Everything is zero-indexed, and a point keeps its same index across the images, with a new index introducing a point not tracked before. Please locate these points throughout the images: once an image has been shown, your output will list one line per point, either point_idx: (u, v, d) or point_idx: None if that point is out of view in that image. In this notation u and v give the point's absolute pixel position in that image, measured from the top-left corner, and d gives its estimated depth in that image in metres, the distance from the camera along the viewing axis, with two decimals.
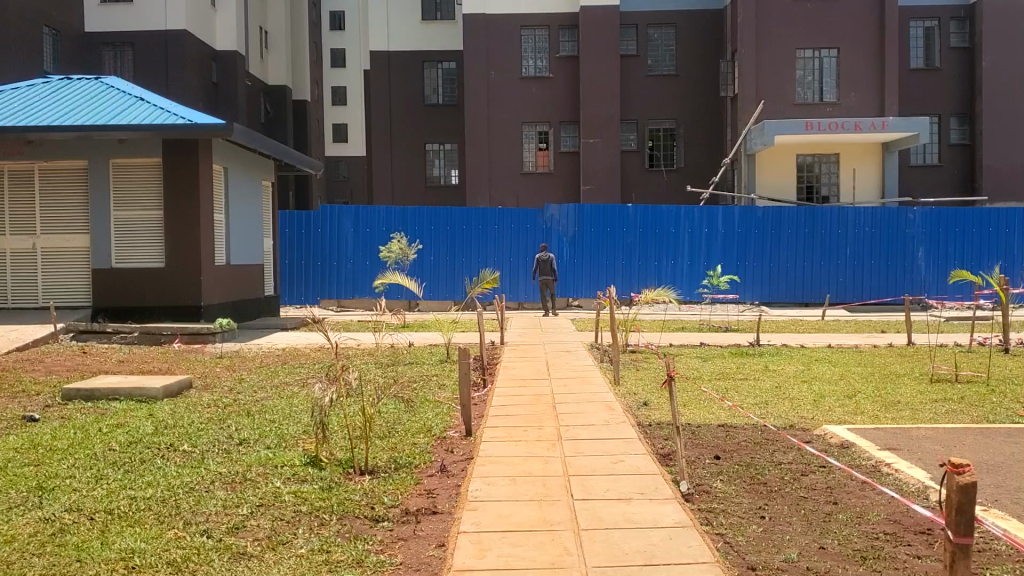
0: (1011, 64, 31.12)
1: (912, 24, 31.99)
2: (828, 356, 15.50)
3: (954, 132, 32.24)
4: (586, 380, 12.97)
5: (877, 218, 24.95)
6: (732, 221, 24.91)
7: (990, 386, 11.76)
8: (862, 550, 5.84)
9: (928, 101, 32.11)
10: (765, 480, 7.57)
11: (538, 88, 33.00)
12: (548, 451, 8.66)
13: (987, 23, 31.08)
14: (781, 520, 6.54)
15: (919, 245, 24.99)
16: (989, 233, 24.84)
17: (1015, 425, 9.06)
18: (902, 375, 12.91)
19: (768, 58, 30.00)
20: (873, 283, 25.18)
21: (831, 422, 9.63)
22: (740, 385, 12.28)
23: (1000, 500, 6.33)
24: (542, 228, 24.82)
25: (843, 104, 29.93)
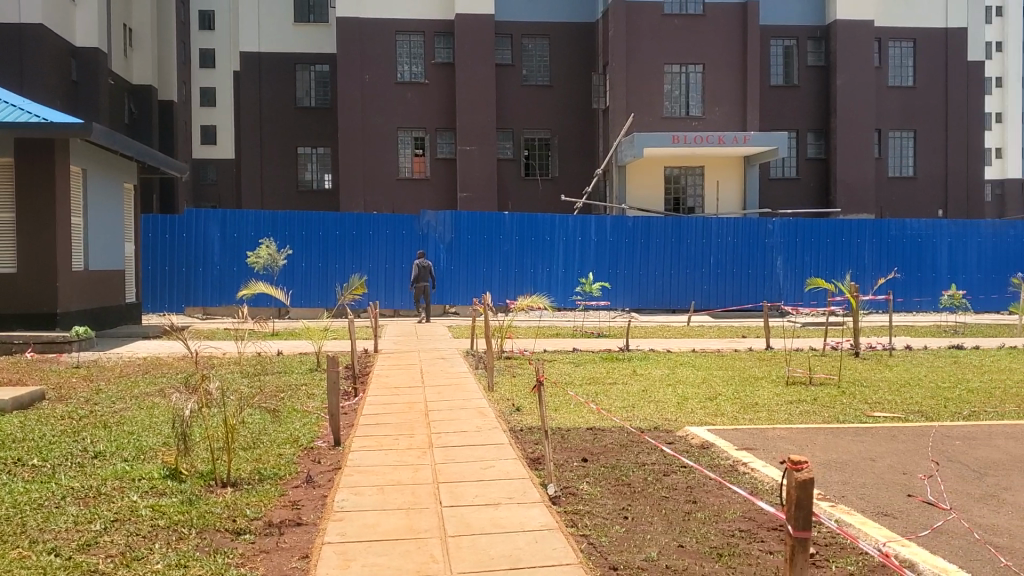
0: (862, 83, 32.89)
1: (772, 43, 33.58)
2: (692, 360, 15.99)
3: (811, 147, 33.86)
4: (460, 386, 13.01)
5: (739, 228, 25.98)
6: (604, 230, 25.44)
7: (840, 388, 12.38)
8: (719, 548, 6.04)
9: (787, 117, 33.66)
10: (629, 480, 7.75)
11: (414, 94, 32.90)
12: (417, 459, 8.62)
13: (841, 43, 32.76)
14: (643, 520, 6.70)
15: (777, 255, 26.13)
16: (841, 243, 26.21)
17: (862, 425, 9.57)
18: (761, 378, 13.45)
19: (638, 71, 30.81)
20: (735, 290, 26.16)
21: (692, 424, 9.95)
22: (609, 389, 12.53)
23: (847, 495, 6.67)
24: (418, 235, 24.71)
25: (708, 118, 31.00)
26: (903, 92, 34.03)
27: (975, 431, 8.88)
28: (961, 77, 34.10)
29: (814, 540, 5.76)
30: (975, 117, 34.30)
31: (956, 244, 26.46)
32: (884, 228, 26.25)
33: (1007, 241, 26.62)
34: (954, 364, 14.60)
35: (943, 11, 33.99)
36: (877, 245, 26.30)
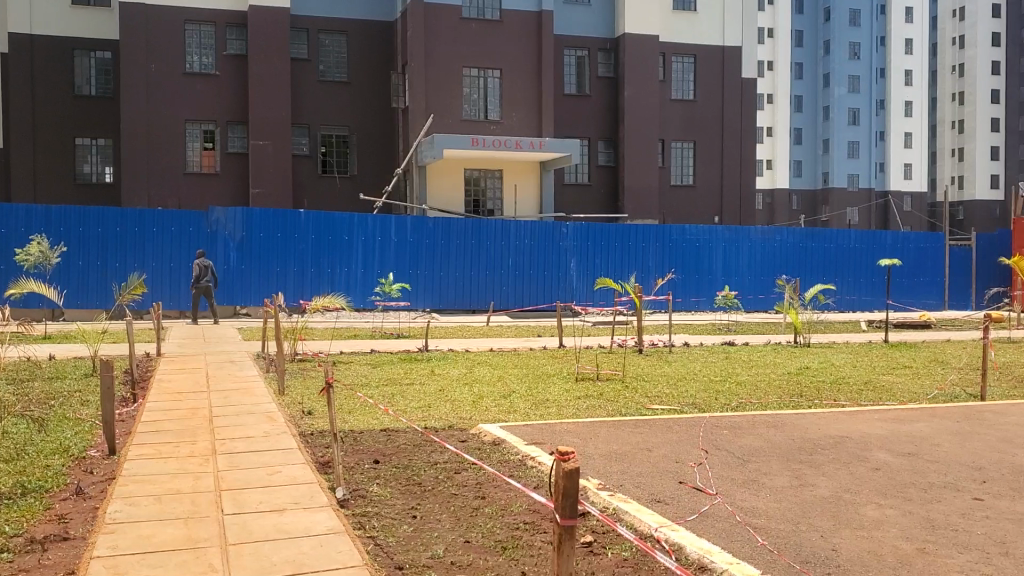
0: (647, 95, 34.65)
1: (565, 52, 34.74)
2: (487, 359, 16.25)
3: (602, 154, 35.26)
4: (249, 391, 12.59)
5: (535, 230, 26.70)
6: (404, 231, 25.41)
7: (624, 383, 12.98)
8: (503, 542, 6.18)
9: (579, 124, 34.89)
10: (420, 480, 7.78)
11: (204, 86, 31.55)
12: (200, 467, 8.27)
13: (628, 56, 34.34)
14: (431, 518, 6.74)
15: (571, 256, 27.05)
16: (629, 245, 27.47)
17: (643, 417, 10.07)
18: (552, 375, 13.87)
19: (436, 73, 30.96)
20: (532, 291, 26.83)
21: (485, 421, 10.11)
22: (404, 390, 12.52)
23: (624, 484, 7.00)
24: (206, 233, 23.76)
25: (505, 123, 31.64)
26: (685, 104, 36.09)
27: (741, 421, 9.53)
28: (735, 93, 36.58)
29: (587, 530, 6.00)
30: (748, 130, 36.86)
31: (729, 248, 28.37)
32: (667, 232, 27.76)
33: (774, 246, 28.74)
34: (727, 360, 15.63)
35: (720, 30, 36.34)
36: (660, 248, 27.78)
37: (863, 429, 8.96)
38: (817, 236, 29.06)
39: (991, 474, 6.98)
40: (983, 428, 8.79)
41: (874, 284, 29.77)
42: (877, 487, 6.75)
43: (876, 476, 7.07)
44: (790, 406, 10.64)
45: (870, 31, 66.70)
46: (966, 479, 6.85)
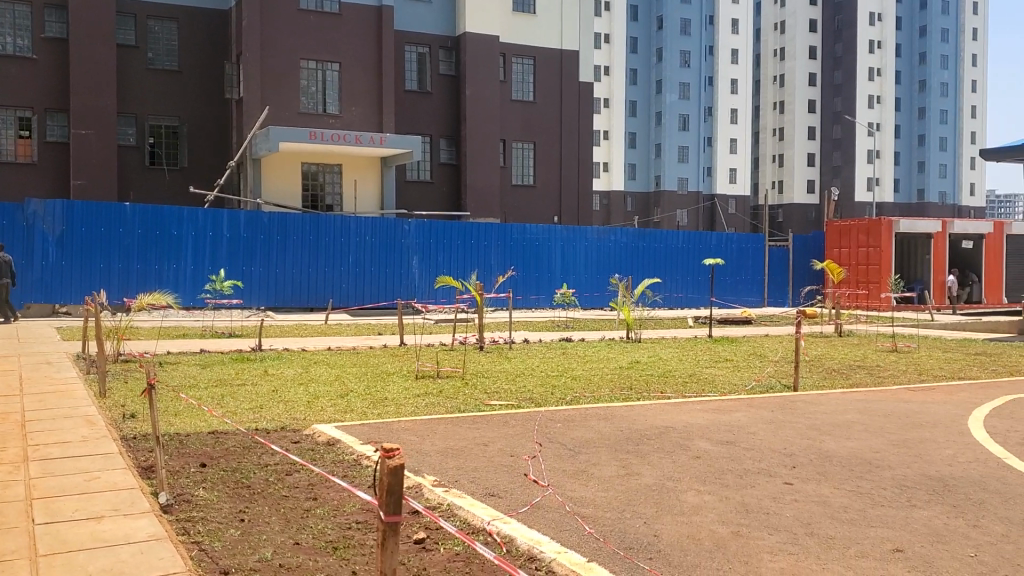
0: (487, 95, 35.00)
1: (407, 48, 34.45)
2: (325, 359, 15.96)
3: (443, 152, 35.30)
4: (66, 394, 11.85)
5: (375, 226, 26.45)
6: (238, 226, 24.65)
7: (464, 380, 13.07)
8: (335, 542, 6.10)
9: (420, 121, 34.75)
10: (249, 483, 7.55)
11: (19, 69, 29.51)
12: (10, 475, 7.73)
13: (469, 55, 34.56)
14: (260, 521, 6.57)
15: (412, 254, 26.96)
16: (469, 243, 27.67)
17: (480, 414, 10.16)
18: (391, 374, 13.79)
19: (273, 65, 30.12)
20: (372, 288, 26.56)
21: (319, 422, 9.93)
22: (236, 391, 12.12)
23: (459, 479, 7.04)
24: (22, 225, 22.11)
25: (344, 117, 31.22)
26: (524, 105, 36.55)
27: (574, 414, 9.78)
28: (574, 95, 37.42)
29: (420, 526, 5.99)
30: (584, 132, 37.82)
31: (568, 247, 29.02)
32: (508, 231, 28.14)
33: (610, 245, 29.61)
34: (563, 355, 15.98)
35: (558, 33, 37.13)
36: (501, 246, 28.11)
37: (686, 419, 9.38)
38: (648, 237, 30.15)
39: (800, 460, 7.44)
40: (794, 416, 9.38)
41: (700, 282, 31.12)
42: (698, 475, 7.07)
43: (698, 464, 7.40)
44: (622, 399, 10.99)
45: (700, 40, 69.63)
46: (778, 465, 7.28)
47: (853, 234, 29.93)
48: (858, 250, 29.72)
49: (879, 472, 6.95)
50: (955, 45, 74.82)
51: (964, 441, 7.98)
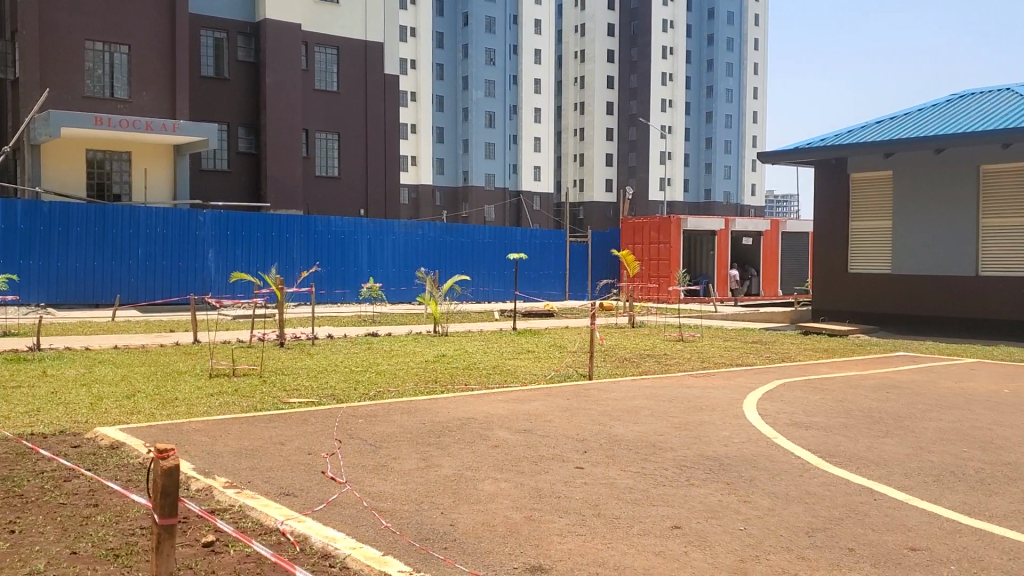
0: (288, 85, 34.13)
1: (202, 33, 32.99)
2: (113, 358, 15.09)
3: (242, 141, 34.13)
4: None
5: (169, 218, 25.22)
6: (14, 217, 22.82)
7: (262, 377, 12.73)
8: (116, 549, 5.78)
9: (217, 109, 33.36)
10: (22, 492, 7.03)
11: None
12: None
13: (269, 43, 33.60)
14: (33, 531, 6.13)
15: (209, 247, 25.90)
16: (270, 236, 26.92)
17: (278, 411, 9.93)
18: (184, 372, 13.21)
19: (53, 44, 28.05)
20: (165, 283, 25.30)
21: (104, 425, 9.38)
22: (9, 394, 11.23)
23: (254, 480, 6.86)
24: None
25: (134, 103, 29.54)
26: (327, 96, 35.90)
27: (376, 409, 9.72)
28: (378, 88, 37.11)
29: (208, 527, 5.79)
30: (390, 125, 37.59)
31: (373, 241, 28.78)
32: (311, 225, 27.54)
33: (415, 239, 29.64)
34: (367, 351, 15.84)
35: (362, 25, 36.69)
36: (304, 240, 27.51)
37: (486, 410, 9.55)
38: (454, 231, 30.43)
39: (592, 445, 7.74)
40: (588, 404, 9.75)
41: (505, 276, 31.65)
42: (495, 463, 7.22)
43: (495, 453, 7.56)
44: (424, 393, 11.00)
45: (504, 39, 70.77)
46: (572, 451, 7.55)
47: (645, 231, 31.40)
48: (651, 246, 31.22)
49: (663, 454, 7.35)
50: (739, 54, 79.88)
51: (739, 423, 8.56)
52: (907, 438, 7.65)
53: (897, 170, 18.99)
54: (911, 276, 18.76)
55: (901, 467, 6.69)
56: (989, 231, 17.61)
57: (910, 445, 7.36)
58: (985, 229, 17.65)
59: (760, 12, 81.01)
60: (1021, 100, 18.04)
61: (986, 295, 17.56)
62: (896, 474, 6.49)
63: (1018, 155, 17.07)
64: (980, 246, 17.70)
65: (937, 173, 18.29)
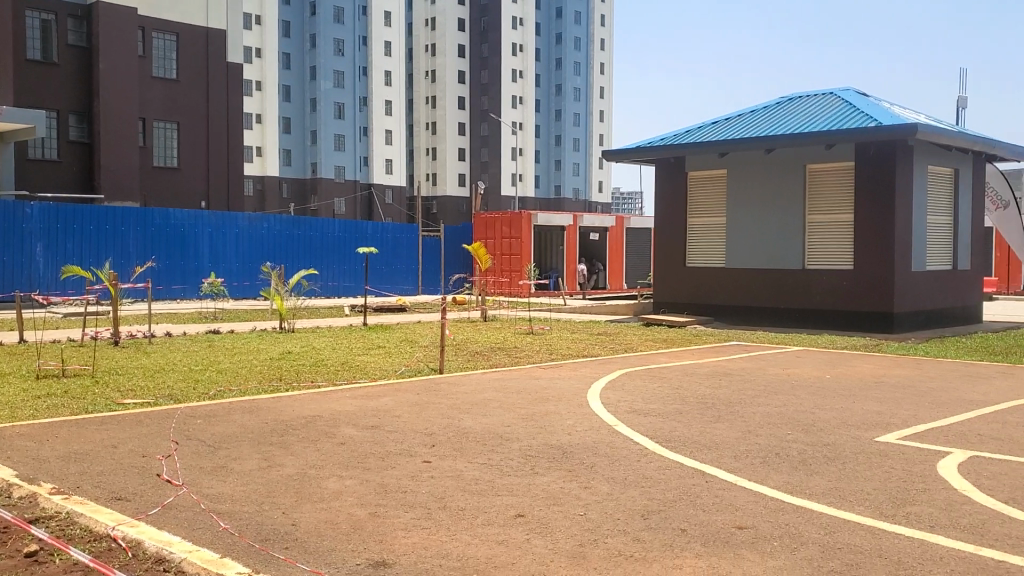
0: (123, 72, 32.56)
1: (28, 14, 30.80)
2: None
3: (73, 130, 32.30)
4: None
5: None
6: None
7: (94, 377, 12.13)
8: None
9: (45, 95, 31.42)
10: None
11: None
12: None
13: (102, 27, 31.95)
14: None
15: (36, 241, 24.38)
16: (104, 229, 25.65)
17: (110, 413, 9.48)
18: (6, 374, 12.41)
19: None
20: None
21: None
22: None
23: (82, 486, 6.51)
24: None
25: None
26: (166, 84, 34.45)
27: (216, 409, 9.43)
28: (221, 77, 35.95)
29: (30, 537, 5.46)
30: (234, 115, 36.49)
31: (215, 234, 27.87)
32: (148, 217, 26.49)
33: (261, 232, 28.88)
34: (208, 348, 15.33)
35: (203, 11, 35.43)
36: (141, 233, 26.36)
37: (332, 407, 9.42)
38: (302, 225, 29.83)
39: (438, 439, 7.77)
40: (436, 398, 9.77)
41: (354, 270, 31.25)
42: (340, 460, 7.14)
43: (340, 450, 7.47)
44: (268, 391, 10.74)
45: (353, 30, 69.88)
46: (418, 445, 7.55)
47: (497, 227, 31.73)
48: (502, 241, 31.54)
49: (509, 445, 7.46)
50: (587, 54, 81.85)
51: (583, 412, 8.77)
52: (738, 423, 8.04)
53: (732, 168, 19.88)
54: (745, 271, 19.67)
55: (732, 450, 7.02)
56: (814, 227, 18.69)
57: (740, 430, 7.74)
58: (811, 225, 18.73)
59: (605, 13, 83.39)
60: (843, 105, 19.23)
61: (812, 288, 18.64)
62: (727, 457, 6.81)
63: (839, 155, 18.21)
64: (807, 241, 18.77)
65: (768, 171, 19.26)
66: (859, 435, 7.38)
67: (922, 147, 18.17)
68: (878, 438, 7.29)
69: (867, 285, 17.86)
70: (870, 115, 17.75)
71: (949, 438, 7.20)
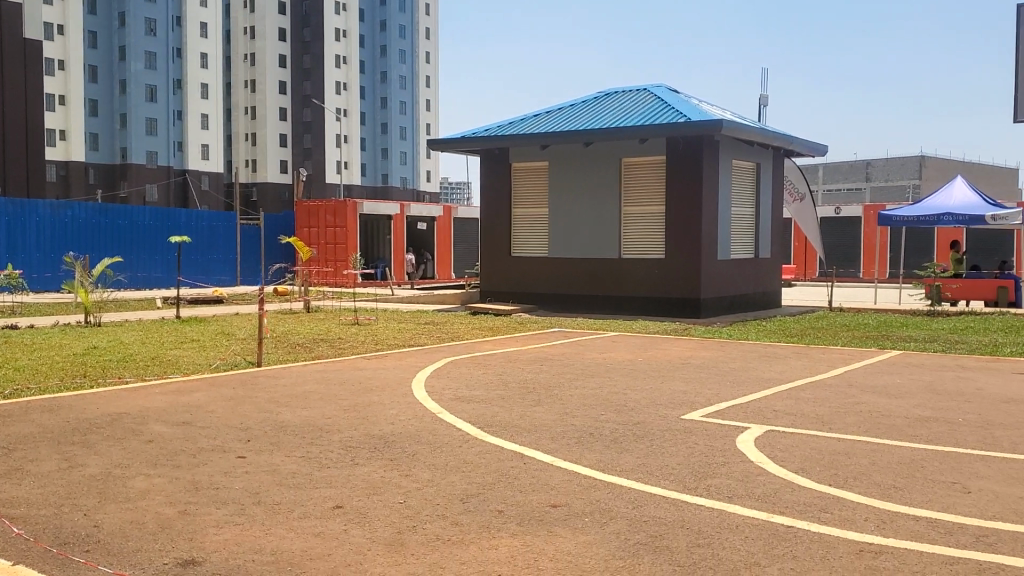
0: None
1: None
2: None
3: None
4: None
5: None
6: None
7: None
8: None
9: None
10: None
11: None
12: None
13: None
14: None
15: None
16: None
17: None
18: None
19: None
20: None
21: None
22: None
23: None
24: None
25: None
26: None
27: (12, 409, 8.82)
28: (17, 53, 33.50)
29: None
30: (32, 94, 34.11)
31: (13, 223, 25.95)
32: None
33: (64, 222, 27.13)
34: (2, 345, 14.26)
35: None
36: None
37: (142, 403, 9.01)
38: (110, 213, 28.27)
39: (255, 433, 7.57)
40: (254, 391, 9.51)
41: (168, 261, 29.85)
42: (149, 458, 6.84)
43: (149, 448, 7.15)
44: (71, 388, 10.10)
45: (166, 10, 66.56)
46: (233, 440, 7.34)
47: (320, 215, 31.13)
48: (326, 230, 31.01)
49: (328, 436, 7.37)
50: (411, 42, 81.57)
51: (406, 401, 8.78)
52: (556, 405, 8.28)
53: (552, 160, 20.35)
54: (565, 260, 20.20)
55: (549, 432, 7.22)
56: (630, 217, 19.41)
57: (558, 412, 7.97)
58: (627, 216, 19.45)
59: (429, 2, 83.36)
60: (655, 100, 20.03)
61: (627, 275, 19.37)
62: (544, 439, 6.99)
63: (652, 149, 19.02)
64: (623, 230, 19.47)
65: (587, 164, 19.84)
66: (668, 414, 7.76)
67: (727, 142, 19.21)
68: (684, 416, 7.69)
69: (677, 272, 18.74)
70: (680, 111, 18.60)
71: (749, 415, 7.68)
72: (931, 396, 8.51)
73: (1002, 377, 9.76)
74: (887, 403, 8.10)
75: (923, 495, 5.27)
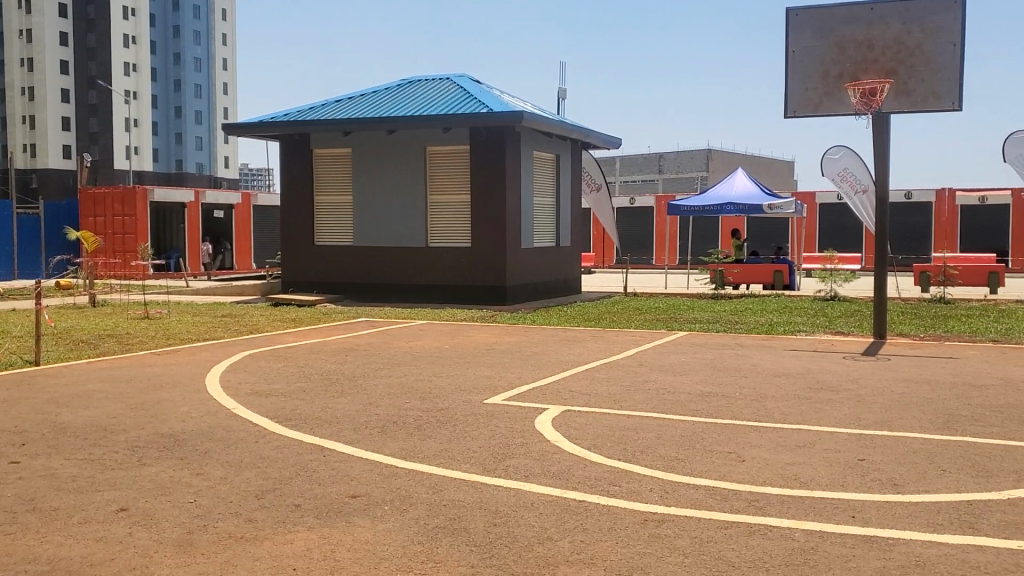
0: None
1: None
2: None
3: None
4: None
5: None
6: None
7: None
8: None
9: None
10: None
11: None
12: None
13: None
14: None
15: None
16: None
17: None
18: None
19: None
20: None
21: None
22: None
23: None
24: None
25: None
26: None
27: None
28: None
29: None
30: None
31: None
32: None
33: None
34: None
35: None
36: None
37: None
38: None
39: (31, 436, 7.05)
40: (30, 393, 8.83)
41: None
42: None
43: None
44: None
45: None
46: (6, 445, 6.79)
47: (107, 203, 29.38)
48: (114, 219, 29.31)
49: (114, 437, 6.97)
50: (207, 24, 78.30)
51: (199, 397, 8.44)
52: (358, 396, 8.20)
53: (355, 147, 20.10)
54: (370, 249, 20.01)
55: (350, 423, 7.14)
56: (435, 205, 19.50)
57: (360, 402, 7.90)
58: (432, 205, 19.52)
59: None
60: (457, 90, 20.17)
61: (433, 263, 19.45)
62: (345, 430, 6.91)
63: (456, 138, 19.18)
64: (428, 219, 19.53)
65: (391, 152, 19.74)
66: (470, 399, 7.86)
67: (528, 132, 19.65)
68: (486, 400, 7.82)
69: (482, 260, 19.02)
70: (482, 101, 18.85)
71: (547, 396, 7.92)
72: (713, 373, 9.07)
73: (776, 353, 10.55)
74: (673, 381, 8.57)
75: (703, 465, 5.60)
